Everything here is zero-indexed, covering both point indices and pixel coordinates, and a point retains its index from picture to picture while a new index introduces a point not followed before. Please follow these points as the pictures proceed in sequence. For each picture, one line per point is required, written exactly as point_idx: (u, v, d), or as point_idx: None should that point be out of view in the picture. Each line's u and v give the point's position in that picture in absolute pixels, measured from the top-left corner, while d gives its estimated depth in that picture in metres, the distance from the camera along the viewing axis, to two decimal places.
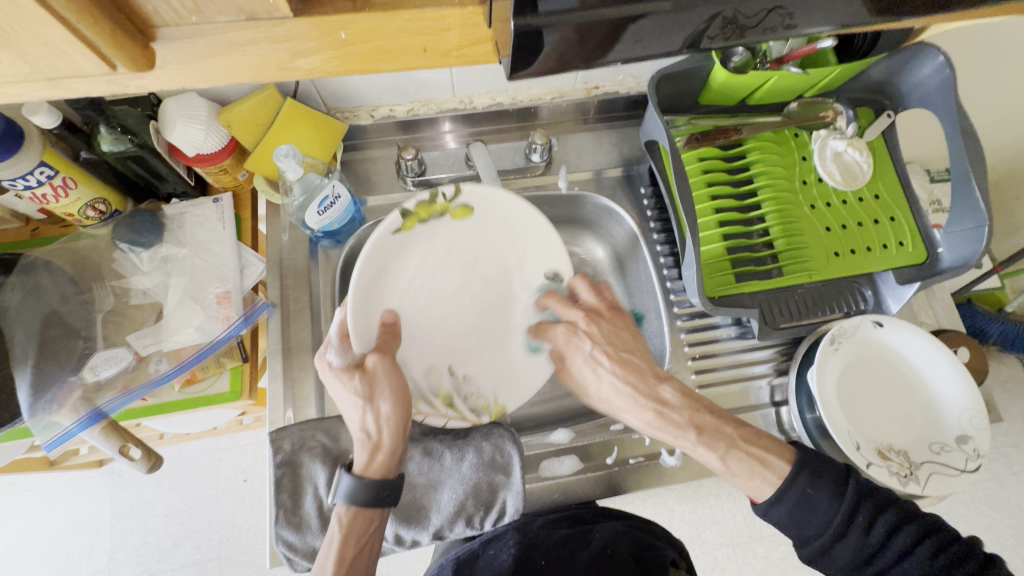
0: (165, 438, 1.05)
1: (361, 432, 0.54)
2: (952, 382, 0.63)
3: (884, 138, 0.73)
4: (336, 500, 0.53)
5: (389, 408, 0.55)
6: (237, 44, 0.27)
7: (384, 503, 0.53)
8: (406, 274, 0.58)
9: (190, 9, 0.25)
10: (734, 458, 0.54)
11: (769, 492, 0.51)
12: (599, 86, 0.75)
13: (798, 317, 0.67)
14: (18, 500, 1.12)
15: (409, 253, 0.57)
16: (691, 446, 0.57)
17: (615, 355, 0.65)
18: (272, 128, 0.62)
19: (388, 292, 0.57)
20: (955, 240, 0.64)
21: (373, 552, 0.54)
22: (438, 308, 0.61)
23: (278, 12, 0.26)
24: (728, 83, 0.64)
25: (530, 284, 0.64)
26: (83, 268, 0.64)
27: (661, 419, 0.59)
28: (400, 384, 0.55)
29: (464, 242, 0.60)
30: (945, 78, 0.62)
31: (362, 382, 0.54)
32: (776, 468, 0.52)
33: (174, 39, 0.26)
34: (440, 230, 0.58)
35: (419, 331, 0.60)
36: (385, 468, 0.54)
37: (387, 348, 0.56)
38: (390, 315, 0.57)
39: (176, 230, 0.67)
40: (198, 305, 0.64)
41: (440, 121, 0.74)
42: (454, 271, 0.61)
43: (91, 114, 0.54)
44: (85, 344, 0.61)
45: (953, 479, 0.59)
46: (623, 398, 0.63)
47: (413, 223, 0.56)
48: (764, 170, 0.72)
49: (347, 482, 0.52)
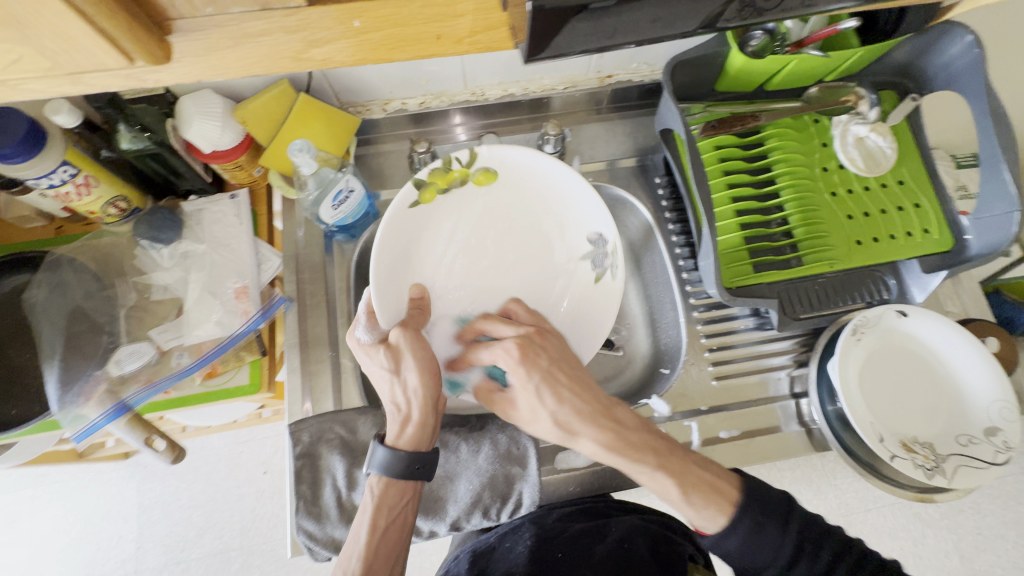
0: (187, 431, 1.07)
1: (393, 405, 0.54)
2: (980, 372, 0.61)
3: (908, 122, 0.71)
4: (370, 470, 0.53)
5: (415, 380, 0.54)
6: (251, 35, 0.27)
7: (416, 477, 0.53)
8: (434, 249, 0.63)
9: (205, 2, 0.26)
10: (692, 484, 0.51)
11: (721, 523, 0.49)
12: (612, 74, 0.74)
13: (818, 307, 0.66)
14: (49, 490, 1.16)
15: (433, 232, 0.62)
16: (650, 473, 0.52)
17: (568, 376, 0.54)
18: (286, 124, 0.62)
19: (418, 268, 0.62)
20: (984, 227, 0.62)
21: (407, 524, 0.54)
22: (474, 281, 0.64)
23: (292, 2, 0.26)
24: (745, 70, 0.63)
25: (572, 251, 0.66)
26: (105, 265, 0.66)
27: (618, 442, 0.53)
28: (427, 356, 0.55)
29: (489, 212, 0.64)
30: (974, 58, 0.60)
31: (387, 355, 0.54)
32: (728, 494, 0.50)
33: (190, 31, 0.27)
34: (468, 196, 0.63)
35: (455, 305, 0.63)
36: (416, 440, 0.54)
37: (414, 318, 0.57)
38: (417, 289, 0.60)
39: (194, 227, 0.68)
40: (217, 299, 0.65)
41: (453, 113, 0.74)
42: (486, 243, 0.64)
43: (112, 112, 0.55)
44: (109, 339, 0.62)
45: (982, 472, 0.57)
46: (578, 417, 0.53)
47: (430, 193, 0.60)
48: (784, 157, 0.70)
49: (380, 454, 0.53)
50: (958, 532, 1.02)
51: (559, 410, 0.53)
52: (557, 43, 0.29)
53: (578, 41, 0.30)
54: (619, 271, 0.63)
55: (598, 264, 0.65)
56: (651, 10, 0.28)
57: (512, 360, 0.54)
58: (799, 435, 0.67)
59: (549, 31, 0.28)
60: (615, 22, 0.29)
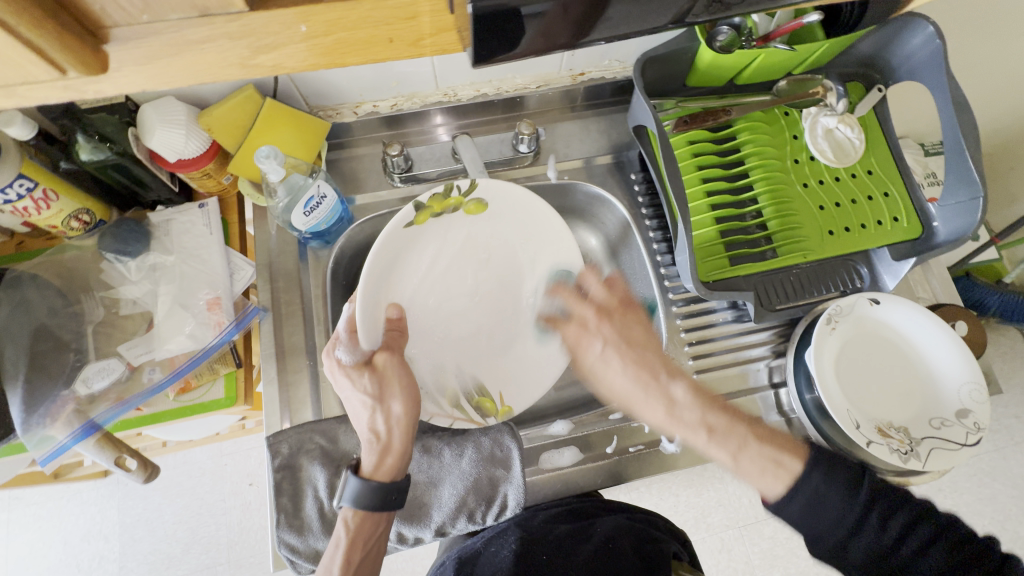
0: (167, 446, 1.05)
1: (370, 433, 0.53)
2: (950, 356, 0.63)
3: (875, 113, 0.72)
4: (343, 502, 0.52)
5: (400, 408, 0.55)
6: (191, 41, 0.26)
7: (390, 506, 0.52)
8: (417, 269, 0.61)
9: (141, 9, 0.24)
10: (760, 460, 0.49)
11: (782, 489, 0.46)
12: (585, 72, 0.74)
13: (793, 298, 0.67)
14: (25, 513, 1.13)
15: (417, 250, 0.61)
16: (701, 444, 0.53)
17: (627, 352, 0.59)
18: (253, 130, 0.60)
19: (397, 288, 0.60)
20: (950, 213, 0.63)
21: (378, 559, 0.53)
22: (448, 304, 0.64)
23: (233, 8, 0.26)
24: (715, 64, 0.64)
25: (539, 285, 0.67)
26: (70, 281, 0.63)
27: (671, 412, 0.55)
28: (407, 383, 0.55)
29: (475, 240, 0.64)
30: (935, 49, 0.61)
31: (372, 380, 0.54)
32: (790, 466, 0.47)
33: (124, 39, 0.25)
34: (457, 226, 0.62)
35: (425, 328, 0.63)
36: (394, 470, 0.53)
37: (395, 342, 0.57)
38: (395, 310, 0.59)
39: (162, 238, 0.66)
40: (188, 312, 0.64)
41: (426, 115, 0.73)
42: (464, 272, 0.65)
43: (68, 122, 0.53)
44: (76, 357, 0.60)
45: (954, 454, 0.59)
46: (634, 393, 0.58)
47: (425, 217, 0.59)
48: (755, 150, 0.71)
49: (354, 484, 0.51)
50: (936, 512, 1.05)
51: (623, 367, 0.59)
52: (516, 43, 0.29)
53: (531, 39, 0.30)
54: None
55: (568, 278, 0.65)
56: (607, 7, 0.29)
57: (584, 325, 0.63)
58: (779, 424, 0.68)
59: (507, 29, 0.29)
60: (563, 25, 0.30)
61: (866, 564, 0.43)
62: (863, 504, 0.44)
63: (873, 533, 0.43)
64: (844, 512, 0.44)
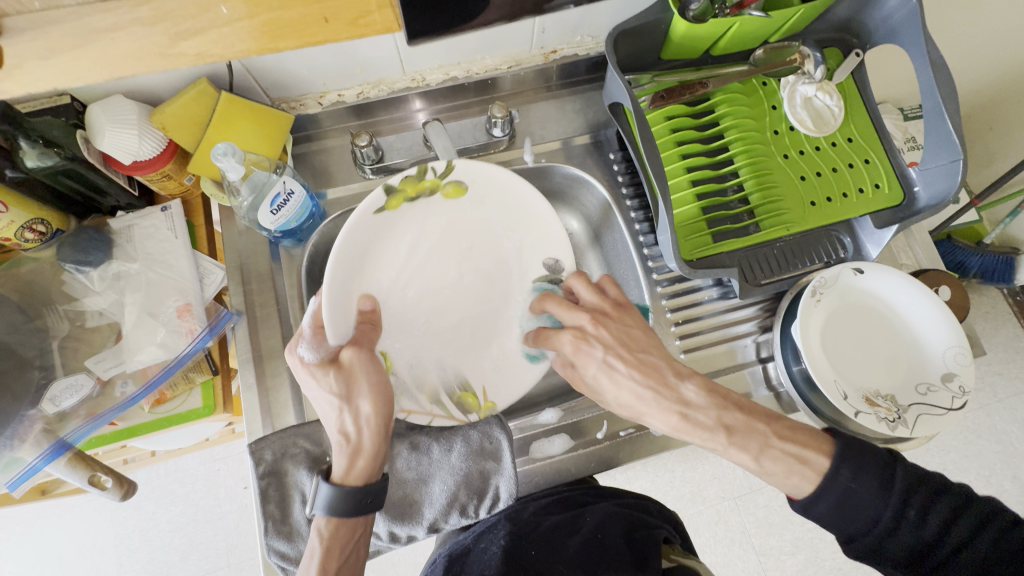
0: (155, 456, 1.03)
1: (339, 435, 0.52)
2: (935, 322, 0.63)
3: (854, 79, 0.71)
4: (315, 511, 0.51)
5: (368, 408, 0.53)
6: (105, 28, 0.39)
7: (366, 510, 0.51)
8: (392, 259, 0.59)
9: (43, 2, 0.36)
10: (785, 471, 0.48)
11: (810, 489, 0.48)
12: (557, 49, 0.71)
13: (778, 271, 0.66)
14: (16, 531, 1.11)
15: (388, 238, 0.59)
16: (722, 448, 0.51)
17: (631, 360, 0.56)
18: (209, 127, 0.57)
19: (368, 278, 0.58)
20: (931, 176, 0.63)
21: (359, 562, 0.52)
22: (429, 298, 0.62)
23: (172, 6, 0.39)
24: (689, 35, 0.62)
25: (527, 275, 0.65)
26: (30, 296, 0.61)
27: (678, 425, 0.53)
28: (379, 382, 0.54)
29: (451, 225, 0.62)
30: (912, 9, 0.60)
31: (339, 378, 0.52)
32: (816, 465, 0.48)
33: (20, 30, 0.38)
34: (439, 211, 0.61)
35: (402, 318, 0.61)
36: (367, 473, 0.52)
37: (365, 335, 0.56)
38: (368, 302, 0.57)
39: (125, 245, 0.63)
40: (158, 320, 0.62)
41: (394, 102, 0.70)
42: (447, 262, 0.63)
43: (8, 129, 0.49)
44: (42, 374, 0.58)
45: (941, 418, 0.59)
46: (644, 402, 0.54)
47: (398, 201, 0.57)
48: (734, 123, 0.69)
49: (327, 491, 0.50)
50: None
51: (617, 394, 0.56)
52: None
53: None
54: None
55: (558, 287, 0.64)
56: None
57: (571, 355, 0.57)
58: (769, 399, 0.68)
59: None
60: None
61: (905, 558, 0.44)
62: (899, 499, 0.44)
63: (910, 529, 0.43)
64: (879, 508, 0.44)
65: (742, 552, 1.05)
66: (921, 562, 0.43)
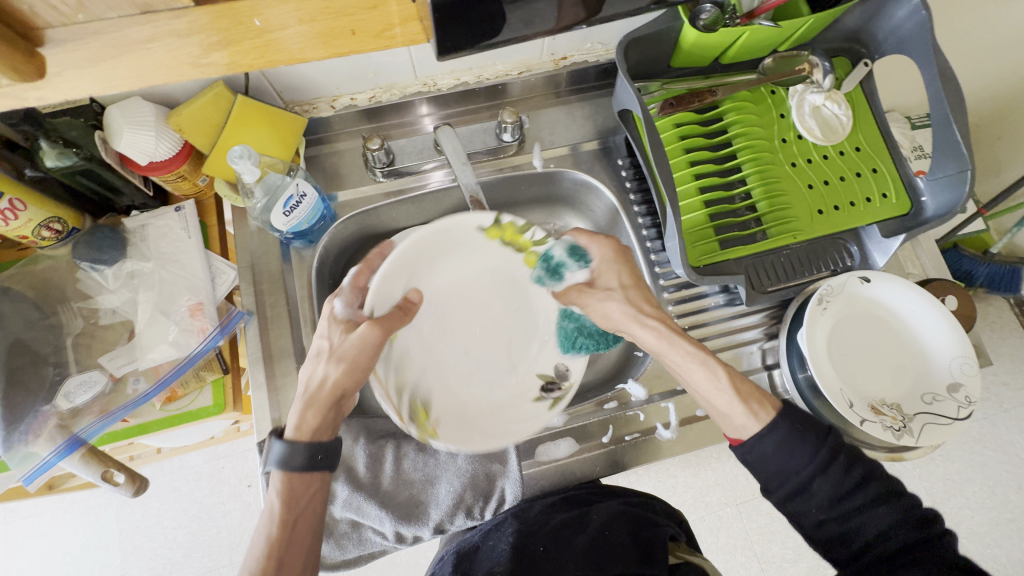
0: (161, 452, 1.03)
1: (306, 382, 0.51)
2: (941, 331, 0.63)
3: (862, 88, 0.71)
4: (269, 467, 0.48)
5: (338, 372, 0.51)
6: (137, 41, 0.32)
7: (315, 468, 0.48)
8: (447, 273, 0.63)
9: (76, 10, 0.30)
10: (747, 395, 0.50)
11: (764, 420, 0.49)
12: (567, 56, 0.71)
13: (784, 279, 0.66)
14: (22, 526, 1.12)
15: (465, 251, 0.62)
16: (697, 367, 0.54)
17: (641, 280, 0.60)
18: (224, 129, 0.58)
19: (427, 269, 0.61)
20: (939, 187, 0.63)
21: (309, 545, 0.48)
22: (454, 322, 0.64)
23: (178, 4, 0.32)
24: (699, 44, 0.62)
25: (536, 364, 0.65)
26: (45, 292, 0.62)
27: (666, 334, 0.56)
28: (364, 359, 0.52)
29: (512, 282, 0.65)
30: (920, 21, 0.60)
31: (340, 334, 0.53)
32: (769, 400, 0.50)
33: (62, 40, 0.31)
34: (513, 263, 0.64)
35: (422, 314, 0.62)
36: (317, 430, 0.50)
37: (394, 317, 0.56)
38: (415, 295, 0.60)
39: (139, 244, 0.64)
40: (170, 319, 0.62)
41: (406, 106, 0.71)
42: (484, 305, 0.65)
43: (29, 129, 0.51)
44: (56, 371, 0.59)
45: (946, 428, 0.59)
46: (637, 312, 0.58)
47: (494, 236, 0.61)
48: (742, 130, 0.69)
49: (278, 446, 0.48)
50: (928, 481, 1.07)
51: (628, 292, 0.59)
52: None
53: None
54: (558, 408, 0.62)
55: (554, 394, 0.63)
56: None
57: (608, 257, 0.61)
58: None
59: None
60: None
61: (829, 500, 0.44)
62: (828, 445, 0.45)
63: (836, 473, 0.45)
64: (814, 447, 0.45)
65: (744, 559, 1.05)
66: (839, 505, 0.44)
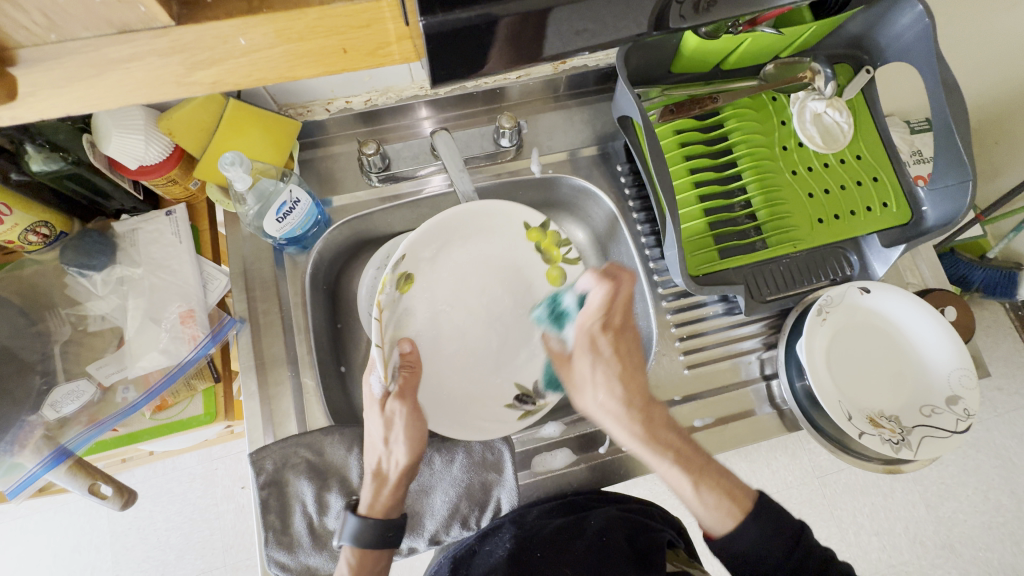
0: (153, 455, 1.02)
1: (373, 471, 0.54)
2: (942, 343, 0.62)
3: (863, 95, 0.71)
4: (341, 541, 0.52)
5: (404, 456, 0.54)
6: (119, 60, 0.24)
7: (387, 544, 0.52)
8: (468, 254, 0.62)
9: (47, 27, 0.23)
10: (717, 497, 0.50)
11: (732, 526, 0.49)
12: (567, 60, 0.70)
13: (784, 288, 0.66)
14: (13, 527, 1.11)
15: (500, 240, 0.64)
16: (666, 468, 0.53)
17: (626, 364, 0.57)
18: (217, 134, 0.57)
19: (454, 245, 0.61)
20: (940, 197, 0.62)
21: None
22: (464, 302, 0.62)
23: (157, 22, 0.24)
24: (700, 50, 0.61)
25: (522, 372, 0.64)
26: (32, 299, 0.61)
27: (640, 433, 0.54)
28: (417, 434, 0.55)
29: (527, 287, 0.65)
30: (924, 29, 0.59)
31: (380, 422, 0.54)
32: (741, 502, 0.50)
33: (38, 61, 0.24)
34: (537, 269, 0.65)
35: (440, 283, 0.61)
36: (388, 508, 0.53)
37: (409, 382, 0.56)
38: (407, 345, 0.57)
39: (129, 249, 0.63)
40: (160, 326, 0.61)
41: (402, 110, 0.70)
42: (491, 296, 0.64)
43: (14, 134, 0.48)
44: (42, 379, 0.57)
45: (945, 441, 0.59)
46: (614, 404, 0.55)
47: (535, 236, 0.64)
48: (743, 138, 0.69)
49: (353, 523, 0.52)
50: (924, 487, 1.07)
51: (607, 380, 0.56)
52: (474, 56, 0.29)
53: (496, 57, 0.30)
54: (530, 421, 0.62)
55: (527, 407, 0.63)
56: (572, 20, 0.28)
57: (595, 331, 0.58)
58: (772, 416, 0.68)
59: (479, 43, 0.28)
60: (534, 36, 0.29)
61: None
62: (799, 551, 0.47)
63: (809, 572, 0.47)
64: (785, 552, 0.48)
65: None
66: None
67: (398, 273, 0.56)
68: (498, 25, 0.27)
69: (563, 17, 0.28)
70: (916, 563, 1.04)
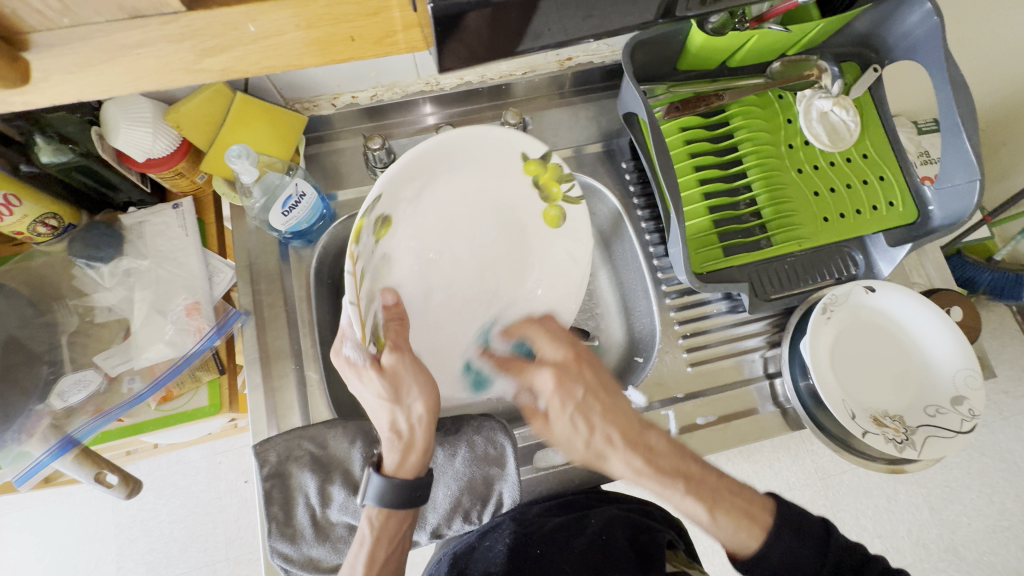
0: (159, 447, 1.03)
1: (390, 431, 0.51)
2: (946, 343, 0.62)
3: (870, 94, 0.70)
4: (366, 502, 0.52)
5: (420, 407, 0.52)
6: (131, 46, 0.24)
7: (417, 502, 0.52)
8: (453, 192, 0.56)
9: (60, 12, 0.22)
10: (734, 514, 0.50)
11: (757, 546, 0.48)
12: (572, 57, 0.71)
13: (788, 286, 0.65)
14: (19, 517, 1.12)
15: (490, 177, 0.57)
16: (679, 498, 0.52)
17: (603, 403, 0.56)
18: (225, 127, 0.58)
19: (438, 184, 0.54)
20: (947, 196, 0.62)
21: (400, 558, 0.53)
22: (453, 241, 0.58)
23: (168, 9, 0.24)
24: (706, 47, 0.61)
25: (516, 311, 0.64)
26: (40, 289, 0.62)
27: (647, 468, 0.53)
28: (422, 381, 0.51)
29: (521, 228, 0.62)
30: (932, 27, 0.59)
31: (383, 381, 0.49)
32: (760, 518, 0.50)
33: (50, 46, 0.24)
34: (531, 207, 0.61)
35: (425, 225, 0.55)
36: (418, 467, 0.52)
37: (399, 334, 0.52)
38: (391, 296, 0.53)
39: (136, 241, 0.64)
40: (166, 318, 0.62)
41: (407, 105, 0.70)
42: (480, 235, 0.60)
43: (25, 124, 0.49)
44: (50, 369, 0.59)
45: (949, 441, 0.58)
46: (612, 443, 0.55)
47: (533, 168, 0.58)
48: (749, 136, 0.69)
49: (378, 483, 0.51)
50: (927, 489, 1.06)
51: (598, 427, 0.55)
52: (479, 43, 0.29)
53: (502, 47, 0.30)
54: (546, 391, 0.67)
55: None
56: (578, 12, 0.29)
57: (553, 385, 0.57)
58: (774, 415, 0.67)
59: (484, 30, 0.28)
60: (541, 26, 0.29)
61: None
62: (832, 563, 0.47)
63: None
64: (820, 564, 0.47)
65: None
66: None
67: (374, 218, 0.48)
68: (504, 12, 0.27)
69: (570, 6, 0.28)
70: (919, 566, 1.04)
